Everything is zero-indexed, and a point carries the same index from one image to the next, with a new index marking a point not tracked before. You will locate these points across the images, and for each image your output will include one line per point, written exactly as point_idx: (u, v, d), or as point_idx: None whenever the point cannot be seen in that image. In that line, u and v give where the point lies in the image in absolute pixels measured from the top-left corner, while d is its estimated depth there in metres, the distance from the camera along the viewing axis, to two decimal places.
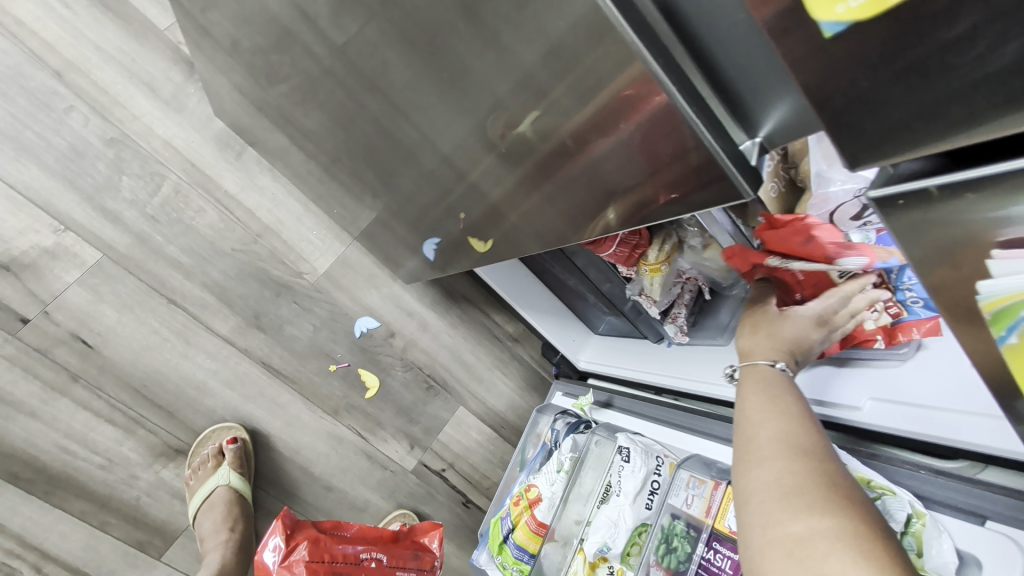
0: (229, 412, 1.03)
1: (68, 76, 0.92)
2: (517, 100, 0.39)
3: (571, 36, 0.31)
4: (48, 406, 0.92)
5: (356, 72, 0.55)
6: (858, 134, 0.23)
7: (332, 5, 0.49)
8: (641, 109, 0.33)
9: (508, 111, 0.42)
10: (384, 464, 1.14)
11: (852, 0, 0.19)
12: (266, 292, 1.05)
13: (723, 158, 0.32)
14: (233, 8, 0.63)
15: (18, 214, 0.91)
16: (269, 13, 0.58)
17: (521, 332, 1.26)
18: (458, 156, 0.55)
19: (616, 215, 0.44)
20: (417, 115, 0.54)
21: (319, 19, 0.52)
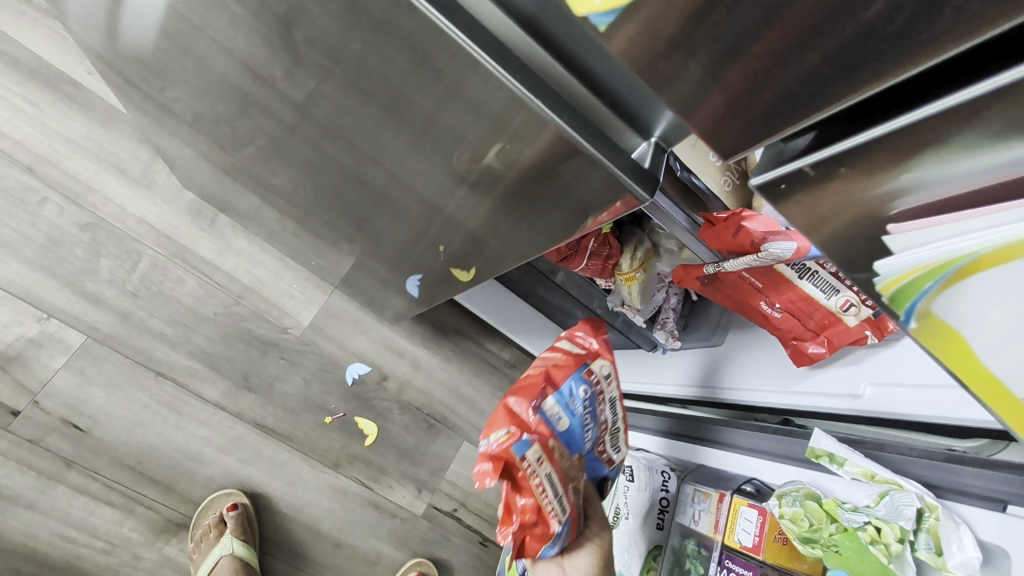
0: (228, 478, 1.01)
1: (39, 170, 0.95)
2: (478, 133, 0.38)
3: (462, 73, 0.33)
4: (45, 495, 0.92)
5: (318, 125, 0.53)
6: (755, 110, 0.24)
7: (285, 66, 0.46)
8: (541, 135, 0.35)
9: (471, 146, 0.40)
10: (393, 512, 1.11)
11: None
12: (253, 352, 1.04)
13: (613, 168, 0.34)
14: (193, 86, 0.62)
15: (2, 308, 0.92)
16: (232, 87, 0.56)
17: (518, 357, 1.23)
18: (421, 183, 0.53)
19: (593, 222, 0.42)
20: (377, 151, 0.51)
21: (275, 82, 0.50)
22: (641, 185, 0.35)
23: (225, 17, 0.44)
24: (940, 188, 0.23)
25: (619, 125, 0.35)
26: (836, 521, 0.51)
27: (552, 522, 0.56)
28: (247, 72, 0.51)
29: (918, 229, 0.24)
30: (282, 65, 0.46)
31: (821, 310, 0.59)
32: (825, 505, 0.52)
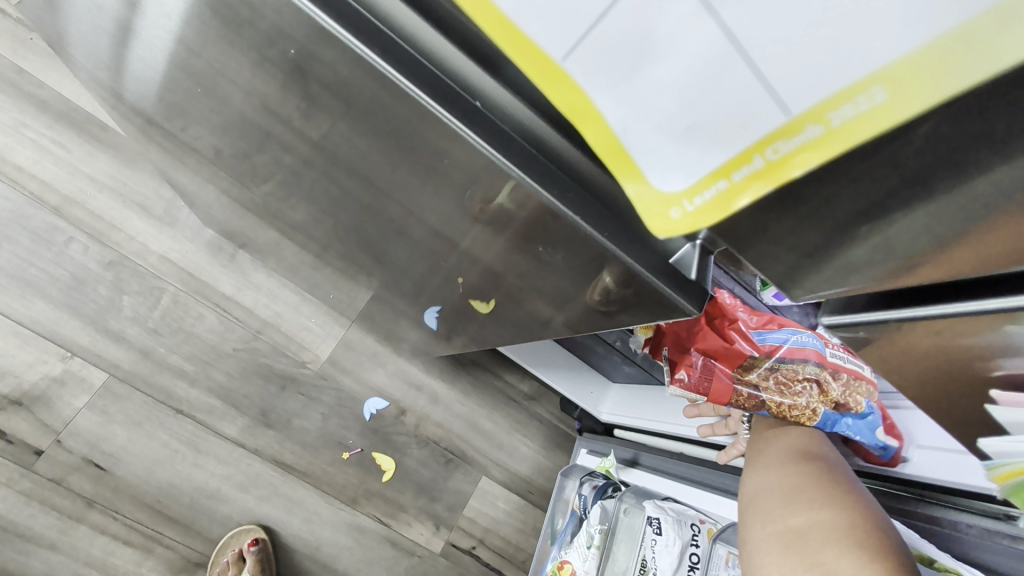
0: (245, 515, 1.00)
1: (66, 210, 0.96)
2: (490, 176, 0.33)
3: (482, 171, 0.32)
4: (66, 535, 0.92)
5: (341, 164, 0.51)
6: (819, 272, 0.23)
7: (301, 104, 0.44)
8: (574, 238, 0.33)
9: (484, 184, 0.38)
10: (410, 549, 1.09)
11: (686, 207, 0.20)
12: (271, 387, 1.04)
13: (643, 273, 0.32)
14: (208, 123, 0.62)
15: (26, 347, 0.93)
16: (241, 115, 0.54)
17: (537, 389, 1.21)
18: (445, 228, 0.51)
19: (613, 279, 0.38)
20: (398, 192, 0.49)
21: (293, 121, 0.48)
22: (681, 295, 0.33)
23: (248, 63, 0.43)
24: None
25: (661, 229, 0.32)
26: None
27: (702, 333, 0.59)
28: (261, 106, 0.49)
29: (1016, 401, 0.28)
30: (303, 108, 0.44)
31: None
32: None
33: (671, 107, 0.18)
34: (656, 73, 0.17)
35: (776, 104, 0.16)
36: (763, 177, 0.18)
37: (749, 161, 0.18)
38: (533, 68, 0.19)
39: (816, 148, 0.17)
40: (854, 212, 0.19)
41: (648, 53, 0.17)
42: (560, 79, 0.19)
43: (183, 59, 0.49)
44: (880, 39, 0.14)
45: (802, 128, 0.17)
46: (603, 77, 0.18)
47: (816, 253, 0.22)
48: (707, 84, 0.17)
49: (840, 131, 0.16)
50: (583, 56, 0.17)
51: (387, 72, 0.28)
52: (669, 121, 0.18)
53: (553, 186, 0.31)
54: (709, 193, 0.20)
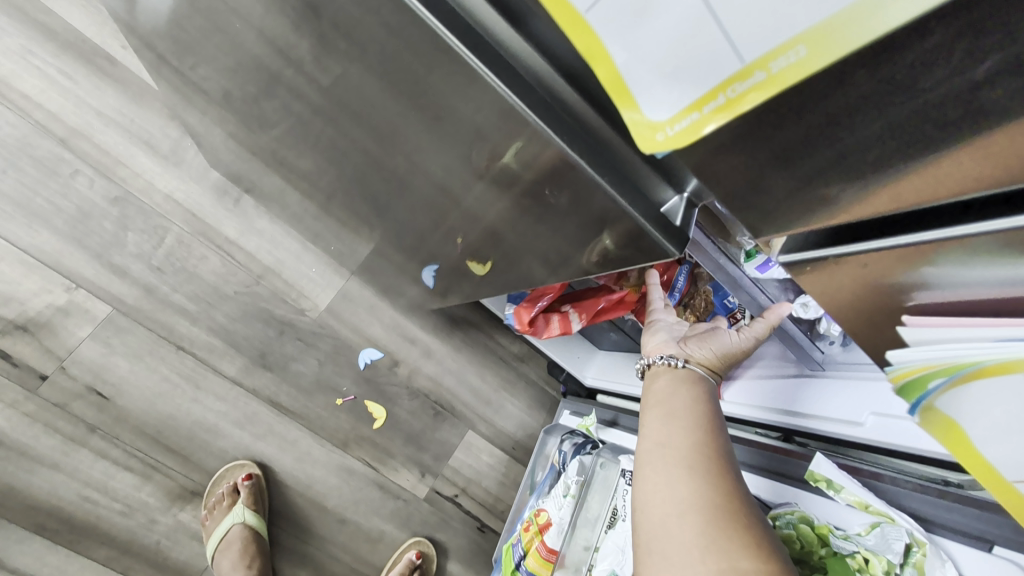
0: (241, 451, 1.05)
1: (72, 142, 0.97)
2: (500, 130, 0.35)
3: (504, 124, 0.34)
4: (69, 457, 0.96)
5: (351, 117, 0.53)
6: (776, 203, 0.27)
7: (313, 53, 0.45)
8: (583, 191, 0.36)
9: (490, 142, 0.38)
10: (396, 493, 1.15)
11: (667, 131, 0.23)
12: (270, 331, 1.07)
13: (643, 223, 0.35)
14: (218, 62, 0.63)
15: (32, 275, 0.95)
16: (254, 58, 0.54)
17: (526, 351, 1.25)
18: (446, 181, 0.53)
19: (614, 241, 0.41)
20: (404, 146, 0.51)
21: (305, 66, 0.49)
22: (671, 241, 0.36)
23: (266, 3, 0.44)
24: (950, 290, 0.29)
25: (653, 177, 0.36)
26: (827, 544, 0.53)
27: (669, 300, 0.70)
28: (271, 48, 0.50)
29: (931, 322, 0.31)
30: (311, 48, 0.45)
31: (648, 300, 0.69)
32: (817, 528, 0.54)
33: (659, 50, 0.21)
34: (651, 22, 0.20)
35: (736, 51, 0.19)
36: (721, 114, 0.22)
37: (714, 99, 0.21)
38: (554, 6, 0.22)
39: (761, 91, 0.20)
40: (794, 141, 0.23)
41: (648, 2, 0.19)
42: (572, 16, 0.21)
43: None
44: (818, 2, 0.17)
45: (751, 71, 0.20)
46: (609, 18, 0.21)
47: (773, 185, 0.26)
48: (688, 31, 0.20)
49: (777, 77, 0.19)
50: (600, 5, 0.20)
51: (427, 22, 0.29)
52: (655, 62, 0.21)
53: (564, 136, 0.33)
54: (680, 126, 0.23)
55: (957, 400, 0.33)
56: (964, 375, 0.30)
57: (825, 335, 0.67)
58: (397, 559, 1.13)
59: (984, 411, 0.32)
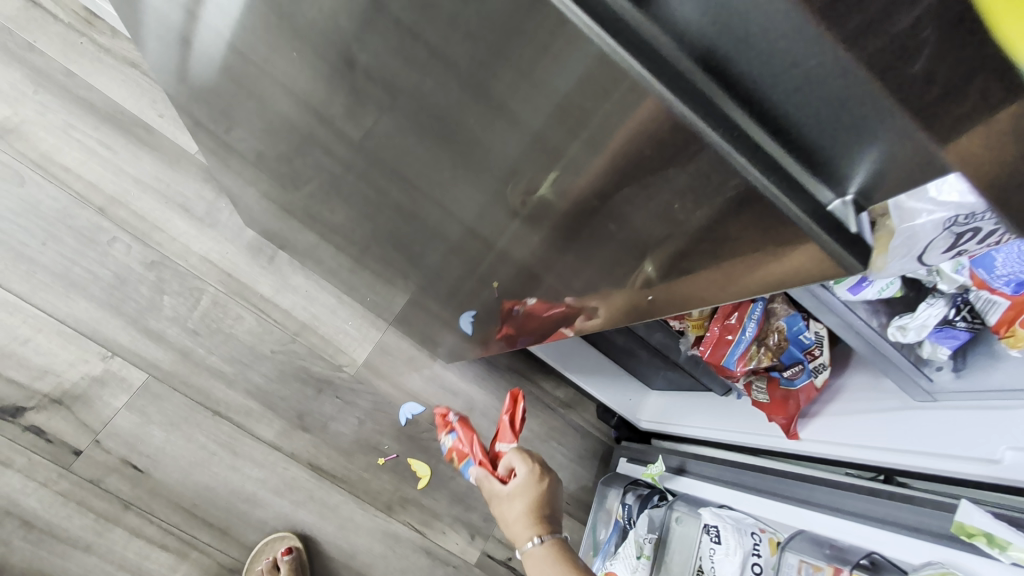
0: (280, 521, 0.98)
1: (110, 210, 0.97)
2: (533, 163, 0.29)
3: (532, 154, 0.29)
4: (102, 538, 0.90)
5: (379, 162, 0.48)
6: None
7: (344, 104, 0.41)
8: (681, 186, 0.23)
9: (525, 177, 0.32)
10: (445, 559, 1.07)
11: None
12: (308, 390, 1.02)
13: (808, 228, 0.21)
14: (252, 122, 0.60)
15: (68, 346, 0.93)
16: (287, 119, 0.52)
17: (572, 396, 1.18)
18: (483, 226, 0.48)
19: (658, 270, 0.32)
20: (435, 189, 0.46)
21: (335, 119, 0.45)
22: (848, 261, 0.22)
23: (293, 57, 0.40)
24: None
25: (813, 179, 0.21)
26: None
27: (741, 335, 0.63)
28: (300, 102, 0.46)
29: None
30: (346, 106, 0.41)
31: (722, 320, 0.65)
32: None
33: None
34: None
35: None
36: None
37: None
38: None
39: None
40: None
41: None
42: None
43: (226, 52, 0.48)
44: None
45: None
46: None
47: None
48: None
49: None
50: None
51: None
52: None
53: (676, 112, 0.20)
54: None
55: None
56: None
57: (931, 361, 0.59)
58: None
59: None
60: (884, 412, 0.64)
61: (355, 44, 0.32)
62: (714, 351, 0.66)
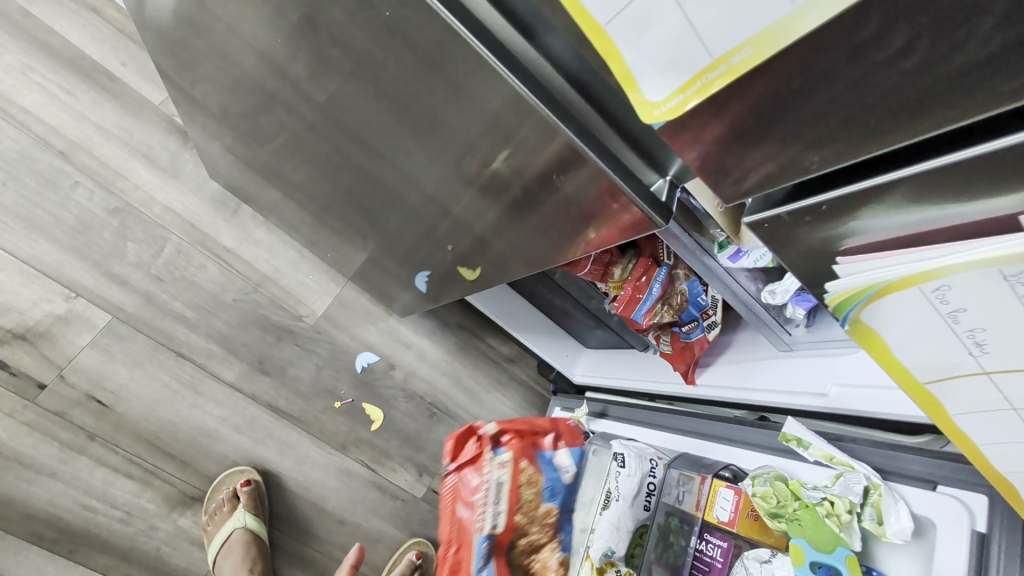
0: (241, 456, 1.07)
1: (72, 155, 0.99)
2: (487, 141, 0.42)
3: (489, 135, 0.41)
4: (68, 465, 0.96)
5: (341, 128, 0.57)
6: (760, 160, 0.27)
7: (309, 66, 0.49)
8: (578, 171, 0.39)
9: (480, 151, 0.44)
10: (395, 493, 1.17)
11: (663, 107, 0.25)
12: (269, 337, 1.10)
13: (642, 203, 0.39)
14: (219, 78, 0.66)
15: (32, 285, 0.97)
16: (252, 76, 0.59)
17: (517, 352, 1.30)
18: (440, 193, 0.57)
19: (595, 236, 0.48)
20: (398, 158, 0.55)
21: (298, 79, 0.53)
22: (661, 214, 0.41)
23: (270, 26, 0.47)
24: (888, 228, 0.26)
25: (641, 164, 0.40)
26: (799, 499, 0.57)
27: (648, 293, 0.76)
28: (264, 60, 0.53)
29: (857, 260, 0.29)
30: (308, 64, 0.49)
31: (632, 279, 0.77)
32: (791, 485, 0.59)
33: (654, 48, 0.23)
34: (646, 24, 0.23)
35: (706, 46, 0.22)
36: (698, 98, 0.24)
37: (712, 71, 0.23)
38: (575, 14, 0.24)
39: (725, 79, 0.23)
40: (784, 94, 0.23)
41: (647, 14, 0.22)
42: (590, 25, 0.24)
43: (206, 19, 0.54)
44: (757, 14, 0.20)
45: (718, 64, 0.23)
46: (621, 25, 0.23)
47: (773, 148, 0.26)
48: (673, 35, 0.22)
49: (736, 68, 0.22)
50: (616, 16, 0.23)
51: (448, 21, 0.33)
52: (652, 58, 0.24)
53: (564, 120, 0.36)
54: (670, 105, 0.25)
55: (878, 314, 0.30)
56: (878, 294, 0.28)
57: (792, 320, 0.73)
58: (397, 559, 1.15)
59: (908, 326, 0.28)
60: (759, 361, 0.79)
61: (336, 18, 0.40)
62: (625, 307, 0.78)
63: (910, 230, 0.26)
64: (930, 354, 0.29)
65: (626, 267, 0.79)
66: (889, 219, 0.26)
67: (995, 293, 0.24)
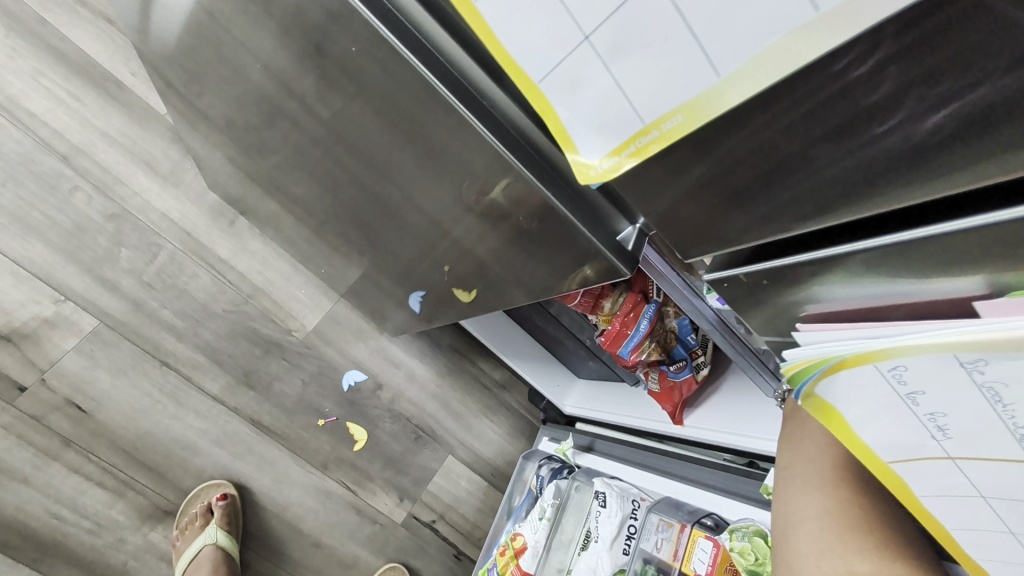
0: (218, 470, 1.05)
1: (74, 159, 1.00)
2: (490, 169, 0.43)
3: (491, 166, 0.42)
4: (41, 471, 0.95)
5: (340, 140, 0.56)
6: (779, 199, 0.25)
7: (307, 78, 0.49)
8: (551, 218, 0.44)
9: (479, 178, 0.45)
10: (373, 518, 1.15)
11: (597, 168, 0.27)
12: (256, 350, 1.08)
13: (604, 249, 0.44)
14: (221, 90, 0.66)
15: (21, 287, 0.97)
16: (255, 90, 0.59)
17: (508, 378, 1.28)
18: (439, 215, 0.56)
19: (593, 271, 0.48)
20: (397, 176, 0.54)
21: (302, 93, 0.53)
22: (624, 262, 0.46)
23: (273, 43, 0.48)
24: (849, 298, 0.29)
25: (611, 212, 0.44)
26: None
27: (636, 330, 0.74)
28: (266, 71, 0.53)
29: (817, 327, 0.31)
30: (309, 79, 0.49)
31: (621, 316, 0.75)
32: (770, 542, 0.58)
33: (589, 111, 0.25)
34: (582, 91, 0.24)
35: (637, 113, 0.23)
36: (635, 159, 0.25)
37: (646, 135, 0.24)
38: (516, 75, 0.26)
39: (660, 143, 0.24)
40: (798, 136, 0.21)
41: (579, 77, 0.24)
42: (529, 85, 0.26)
43: (213, 32, 0.54)
44: (682, 86, 0.21)
45: (650, 129, 0.24)
46: (558, 86, 0.25)
47: (781, 191, 0.25)
48: (606, 101, 0.24)
49: (668, 134, 0.23)
50: (552, 79, 0.25)
51: (421, 70, 0.38)
52: (589, 119, 0.25)
53: (533, 169, 0.41)
54: (607, 164, 0.26)
55: (833, 387, 0.27)
56: (833, 367, 0.26)
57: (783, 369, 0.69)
58: None
59: (866, 401, 0.26)
60: (748, 402, 0.75)
61: (339, 39, 0.40)
62: (613, 341, 0.77)
63: (868, 304, 0.28)
64: (891, 431, 0.26)
65: (616, 302, 0.76)
66: (848, 290, 0.28)
67: (952, 379, 0.21)
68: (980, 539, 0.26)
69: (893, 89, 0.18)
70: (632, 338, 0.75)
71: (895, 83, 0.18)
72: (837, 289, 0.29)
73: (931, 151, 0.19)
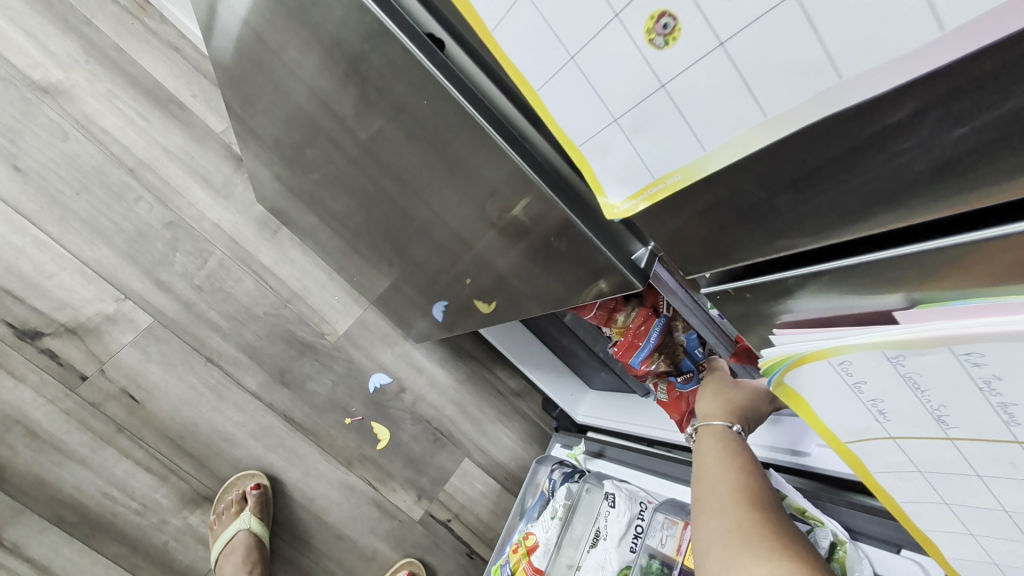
0: (252, 461, 1.13)
1: (139, 172, 1.10)
2: (511, 187, 0.50)
3: (523, 191, 0.49)
4: (96, 454, 1.04)
5: (387, 168, 0.64)
6: (760, 240, 0.32)
7: (358, 109, 0.57)
8: (574, 237, 0.50)
9: (503, 197, 0.52)
10: (393, 514, 1.21)
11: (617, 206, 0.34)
12: (292, 351, 1.17)
13: (620, 266, 0.51)
14: (276, 114, 0.75)
15: (87, 286, 1.07)
16: (316, 122, 0.68)
17: (523, 387, 1.34)
18: (466, 232, 0.64)
19: (607, 284, 0.54)
20: (429, 195, 0.62)
21: (353, 124, 0.61)
22: (636, 277, 0.52)
23: (341, 86, 0.56)
24: (814, 309, 0.35)
25: (627, 236, 0.51)
26: None
27: (646, 342, 0.80)
28: (329, 108, 0.62)
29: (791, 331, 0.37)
30: (367, 114, 0.57)
31: (633, 328, 0.81)
32: None
33: (613, 166, 0.32)
34: (607, 151, 0.32)
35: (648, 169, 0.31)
36: (647, 202, 0.33)
37: (655, 186, 0.31)
38: (559, 135, 0.33)
39: (666, 193, 0.31)
40: (768, 193, 0.28)
41: (608, 145, 0.31)
42: (569, 144, 0.33)
43: (286, 74, 0.63)
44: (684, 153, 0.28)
45: (658, 182, 0.31)
46: (592, 148, 0.32)
47: (761, 233, 0.31)
48: (627, 158, 0.31)
49: (671, 186, 0.31)
50: (587, 142, 0.32)
51: (476, 117, 0.45)
52: (613, 172, 0.33)
53: (563, 200, 0.48)
54: (626, 205, 0.34)
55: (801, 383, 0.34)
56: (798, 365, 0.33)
57: None
58: None
59: (826, 393, 0.33)
60: None
61: (401, 86, 0.49)
62: (625, 351, 0.83)
63: (828, 313, 0.35)
64: (848, 417, 0.33)
65: (629, 315, 0.82)
66: (814, 302, 0.35)
67: (883, 371, 0.28)
68: (925, 508, 0.33)
69: (919, 105, 0.20)
70: (643, 349, 0.81)
71: (920, 101, 0.20)
72: (806, 305, 0.36)
73: (889, 199, 0.25)
